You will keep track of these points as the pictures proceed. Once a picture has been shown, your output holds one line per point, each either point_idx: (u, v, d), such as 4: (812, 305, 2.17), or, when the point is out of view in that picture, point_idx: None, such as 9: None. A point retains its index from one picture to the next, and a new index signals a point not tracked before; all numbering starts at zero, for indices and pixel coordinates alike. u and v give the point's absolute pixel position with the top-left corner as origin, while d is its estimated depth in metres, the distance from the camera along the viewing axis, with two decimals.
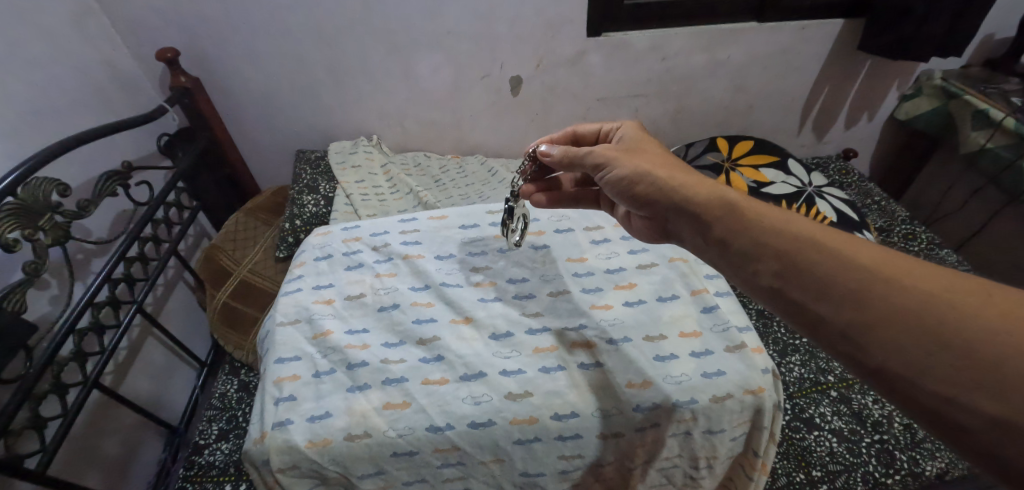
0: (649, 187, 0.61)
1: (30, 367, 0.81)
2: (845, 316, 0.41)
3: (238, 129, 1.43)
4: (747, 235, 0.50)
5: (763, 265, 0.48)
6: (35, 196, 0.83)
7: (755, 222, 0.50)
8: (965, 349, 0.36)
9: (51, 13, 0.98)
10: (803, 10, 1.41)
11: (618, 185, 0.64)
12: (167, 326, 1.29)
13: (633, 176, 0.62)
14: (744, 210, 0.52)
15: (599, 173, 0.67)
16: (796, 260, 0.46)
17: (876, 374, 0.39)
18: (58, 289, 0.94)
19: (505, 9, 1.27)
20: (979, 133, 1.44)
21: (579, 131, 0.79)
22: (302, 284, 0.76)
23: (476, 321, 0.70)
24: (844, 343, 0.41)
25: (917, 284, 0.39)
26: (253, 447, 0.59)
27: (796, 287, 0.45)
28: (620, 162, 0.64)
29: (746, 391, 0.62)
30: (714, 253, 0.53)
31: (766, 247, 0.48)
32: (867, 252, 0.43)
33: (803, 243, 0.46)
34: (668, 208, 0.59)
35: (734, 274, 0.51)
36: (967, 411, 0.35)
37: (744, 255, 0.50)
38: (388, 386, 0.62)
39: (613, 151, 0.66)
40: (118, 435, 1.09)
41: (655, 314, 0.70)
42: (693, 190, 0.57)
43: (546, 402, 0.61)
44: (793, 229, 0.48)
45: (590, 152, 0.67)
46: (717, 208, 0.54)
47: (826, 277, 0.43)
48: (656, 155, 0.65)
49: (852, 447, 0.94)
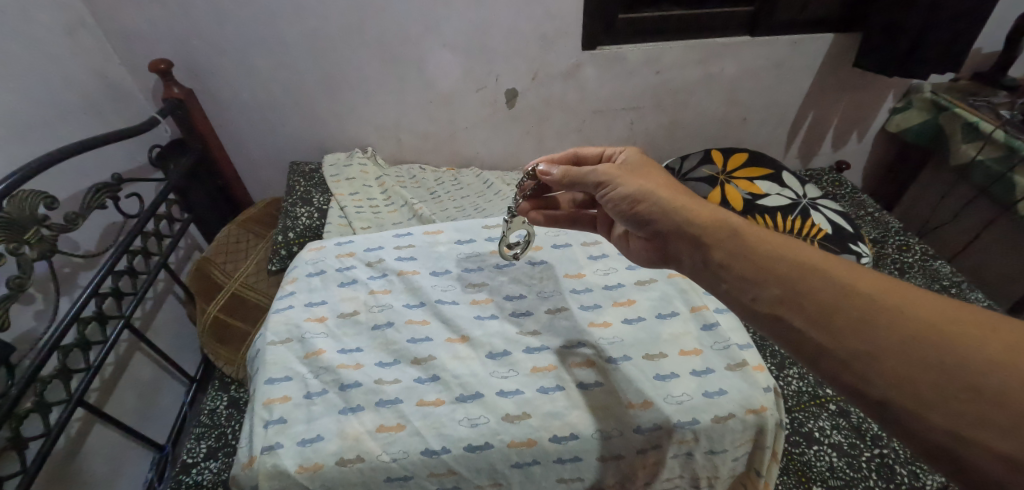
0: (652, 207, 0.60)
1: (12, 386, 0.78)
2: (848, 345, 0.40)
3: (230, 141, 1.42)
4: (747, 259, 0.49)
5: (763, 290, 0.47)
6: (22, 209, 0.81)
7: (756, 247, 0.49)
8: (970, 381, 0.35)
9: (42, 23, 0.97)
10: (793, 25, 1.43)
11: (620, 204, 0.63)
12: (155, 340, 1.26)
13: (636, 195, 0.61)
14: (745, 234, 0.51)
15: (602, 191, 0.65)
16: (798, 287, 0.45)
17: (882, 406, 0.38)
18: (43, 304, 0.92)
19: (500, 22, 1.28)
20: (970, 145, 1.46)
21: (580, 152, 0.77)
22: (293, 301, 0.75)
23: (473, 340, 0.69)
24: (848, 374, 0.40)
25: (920, 313, 0.39)
26: (241, 472, 0.56)
27: (799, 314, 0.43)
28: (623, 181, 0.63)
29: (747, 411, 0.61)
30: (713, 275, 0.52)
31: (767, 272, 0.47)
32: (870, 280, 0.42)
33: (805, 269, 0.45)
34: (667, 228, 0.58)
35: (732, 298, 0.50)
36: (980, 448, 0.34)
37: (745, 279, 0.49)
38: (381, 407, 0.61)
39: (616, 170, 0.65)
40: (103, 453, 1.05)
41: (655, 333, 0.68)
42: (694, 211, 0.56)
43: (545, 424, 0.59)
44: (796, 254, 0.47)
45: (593, 171, 0.66)
46: (717, 231, 0.53)
47: (828, 304, 0.42)
48: (660, 177, 0.64)
49: (853, 462, 0.93)
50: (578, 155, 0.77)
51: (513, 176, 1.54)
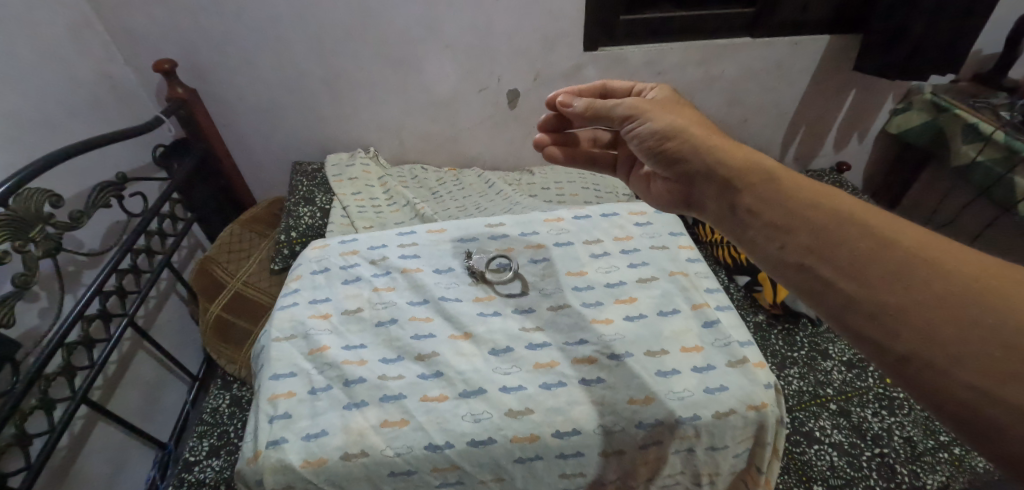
0: (682, 144, 0.56)
1: (17, 382, 0.79)
2: (876, 295, 0.36)
3: (233, 140, 1.43)
4: (780, 205, 0.45)
5: (791, 238, 0.42)
6: (27, 207, 0.82)
7: (790, 194, 0.45)
8: (1009, 340, 0.31)
9: (48, 23, 0.98)
10: (794, 26, 1.44)
11: (648, 140, 0.59)
12: (158, 339, 1.26)
13: (666, 131, 0.57)
14: (781, 179, 0.46)
15: (627, 126, 0.62)
16: (831, 235, 0.40)
17: (905, 361, 0.34)
18: (48, 301, 0.93)
19: (502, 23, 1.28)
20: (970, 146, 1.47)
21: (608, 85, 0.74)
22: (297, 298, 0.75)
23: (475, 337, 0.69)
24: (872, 327, 0.36)
25: (964, 270, 0.34)
26: (246, 467, 0.57)
27: (828, 264, 0.39)
28: (653, 116, 0.60)
29: (748, 407, 0.61)
30: (738, 223, 0.48)
31: (799, 221, 0.43)
32: (911, 233, 0.37)
33: (842, 218, 0.40)
34: (695, 168, 0.54)
35: (758, 248, 0.46)
36: (1007, 409, 0.30)
37: (774, 227, 0.44)
38: (385, 403, 0.61)
39: (646, 104, 0.62)
40: (107, 450, 1.06)
41: (656, 329, 0.69)
42: (728, 153, 0.52)
43: (547, 419, 0.60)
44: (832, 202, 0.42)
45: (621, 104, 0.63)
46: (752, 175, 0.48)
47: (863, 253, 0.38)
48: (693, 117, 0.60)
49: (853, 461, 0.94)
50: (606, 90, 0.75)
51: (515, 176, 1.55)
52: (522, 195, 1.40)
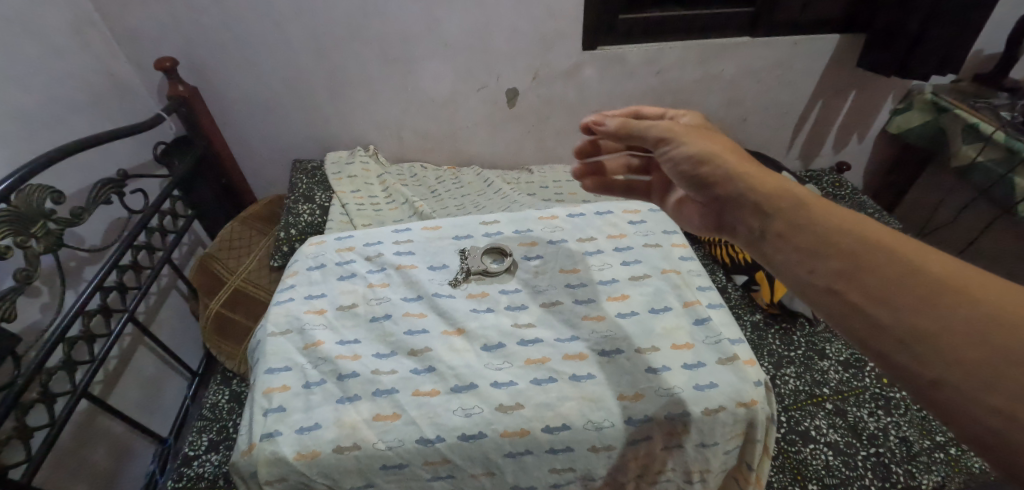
0: (717, 169, 0.48)
1: (18, 376, 0.80)
2: (907, 326, 0.32)
3: (234, 138, 1.44)
4: (804, 225, 0.39)
5: (813, 262, 0.37)
6: (28, 203, 0.82)
7: (815, 212, 0.39)
8: None
9: (51, 22, 0.99)
10: (793, 26, 1.44)
11: (681, 165, 0.52)
12: (158, 334, 1.27)
13: (700, 155, 0.50)
14: (810, 200, 0.40)
15: (661, 149, 0.54)
16: (860, 256, 0.35)
17: (939, 394, 0.30)
18: (49, 297, 0.94)
19: (501, 22, 1.29)
20: (970, 147, 1.47)
21: (642, 110, 0.69)
22: (293, 294, 0.76)
23: (469, 333, 0.70)
24: (903, 360, 0.32)
25: (1006, 301, 0.30)
26: (241, 459, 0.58)
27: (857, 289, 0.34)
28: (689, 140, 0.52)
29: (738, 404, 0.62)
30: (758, 245, 0.43)
31: (822, 239, 0.38)
32: (947, 259, 0.33)
33: (872, 242, 0.35)
34: (731, 194, 0.46)
35: (779, 268, 0.40)
36: None
37: (798, 248, 0.39)
38: (377, 397, 0.62)
39: (681, 128, 0.54)
40: (106, 444, 1.07)
41: (647, 326, 0.69)
42: (758, 176, 0.45)
43: (538, 415, 0.60)
44: (858, 222, 0.37)
45: (654, 126, 0.55)
46: (780, 197, 0.42)
47: (895, 279, 0.33)
48: (725, 142, 0.53)
49: (848, 461, 0.94)
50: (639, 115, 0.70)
51: (514, 175, 1.55)
52: (520, 193, 1.41)
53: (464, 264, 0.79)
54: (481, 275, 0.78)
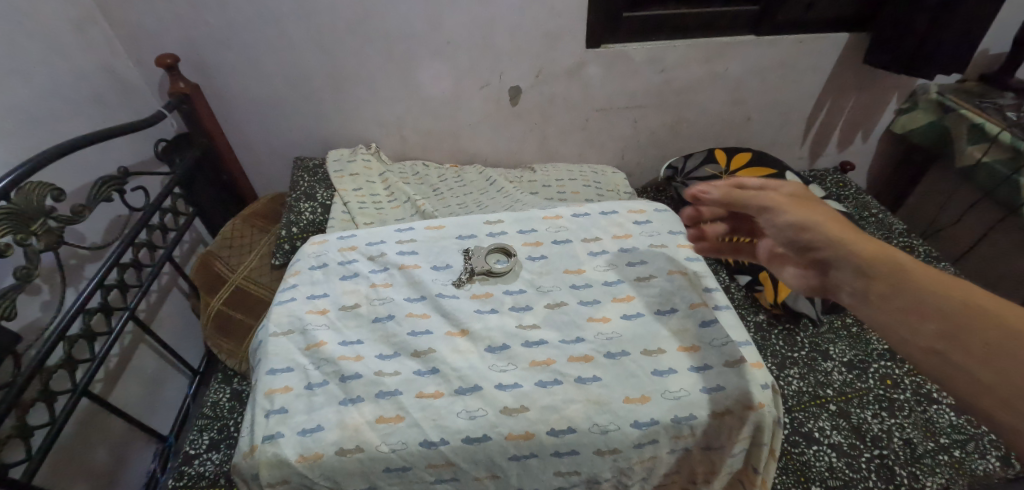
0: (818, 237, 0.54)
1: (18, 376, 0.79)
2: (1015, 385, 0.38)
3: (235, 135, 1.43)
4: (906, 292, 0.46)
5: (919, 324, 0.44)
6: (29, 201, 0.82)
7: (918, 280, 0.46)
8: None
9: (52, 18, 0.99)
10: (799, 25, 1.42)
11: (785, 231, 0.57)
12: (159, 332, 1.27)
13: (802, 224, 0.55)
14: (912, 270, 0.47)
15: (764, 216, 0.59)
16: (959, 322, 0.42)
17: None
18: (49, 295, 0.93)
19: (504, 19, 1.28)
20: (975, 147, 1.47)
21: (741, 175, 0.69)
22: (295, 294, 0.75)
23: (473, 334, 0.69)
24: (1011, 416, 0.38)
25: None
26: (243, 461, 0.58)
27: (960, 350, 0.41)
28: (790, 207, 0.57)
29: (745, 407, 0.62)
30: (866, 307, 0.49)
31: (923, 304, 0.44)
32: None
33: (971, 309, 0.42)
34: (834, 257, 0.52)
35: (885, 328, 0.47)
36: None
37: (902, 311, 0.45)
38: (380, 399, 0.61)
39: (783, 197, 0.58)
40: (107, 443, 1.07)
41: (653, 328, 0.69)
42: (865, 246, 0.51)
43: (542, 417, 0.60)
44: (959, 293, 0.44)
45: (759, 195, 0.60)
46: (880, 263, 0.49)
47: (995, 343, 0.40)
48: (830, 209, 0.57)
49: (852, 463, 0.93)
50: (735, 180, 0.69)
51: (516, 173, 1.55)
52: (522, 192, 1.40)
53: (468, 264, 0.78)
54: (486, 276, 0.77)
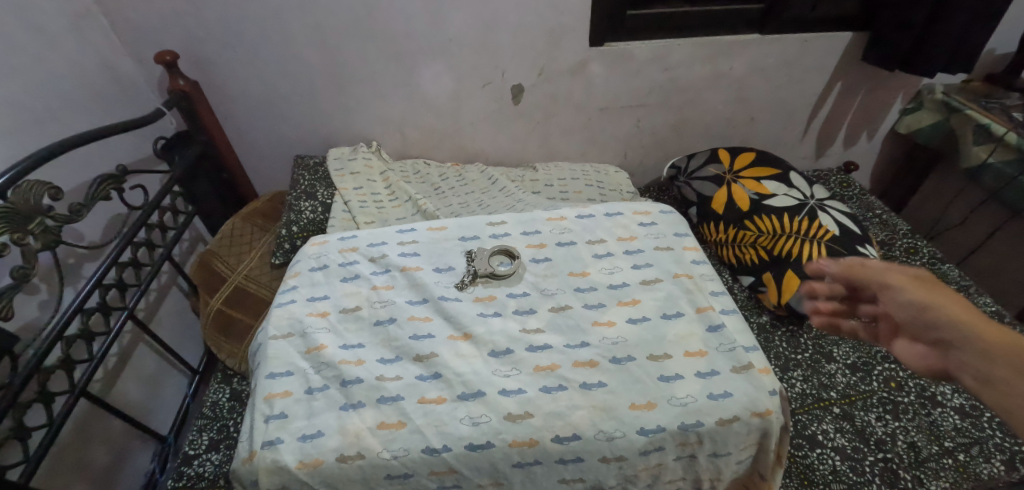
0: (939, 315, 0.53)
1: (15, 376, 0.78)
2: None
3: (235, 133, 1.42)
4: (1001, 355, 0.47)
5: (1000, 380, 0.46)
6: (26, 199, 0.81)
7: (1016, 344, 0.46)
8: None
9: (50, 14, 0.98)
10: (804, 23, 1.41)
11: (906, 310, 0.56)
12: (158, 331, 1.26)
13: (926, 303, 0.54)
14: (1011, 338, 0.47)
15: (886, 293, 0.58)
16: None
17: None
18: (47, 294, 0.92)
19: (507, 17, 1.26)
20: (981, 148, 1.45)
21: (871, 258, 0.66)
22: (295, 296, 0.74)
23: (475, 338, 0.68)
24: None
25: None
26: (242, 467, 0.57)
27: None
28: (911, 286, 0.56)
29: (753, 414, 0.61)
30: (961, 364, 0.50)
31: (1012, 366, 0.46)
32: None
33: None
34: (954, 337, 0.51)
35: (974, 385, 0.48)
36: None
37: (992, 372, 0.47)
38: (382, 404, 0.61)
39: (908, 277, 0.57)
40: (106, 443, 1.06)
41: (659, 333, 0.68)
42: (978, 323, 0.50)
43: (547, 424, 0.59)
44: None
45: (886, 270, 0.59)
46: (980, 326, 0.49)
47: None
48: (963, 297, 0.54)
49: (856, 466, 0.92)
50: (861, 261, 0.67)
51: (518, 172, 1.53)
52: (524, 192, 1.39)
53: (471, 266, 0.77)
54: (489, 279, 0.76)
